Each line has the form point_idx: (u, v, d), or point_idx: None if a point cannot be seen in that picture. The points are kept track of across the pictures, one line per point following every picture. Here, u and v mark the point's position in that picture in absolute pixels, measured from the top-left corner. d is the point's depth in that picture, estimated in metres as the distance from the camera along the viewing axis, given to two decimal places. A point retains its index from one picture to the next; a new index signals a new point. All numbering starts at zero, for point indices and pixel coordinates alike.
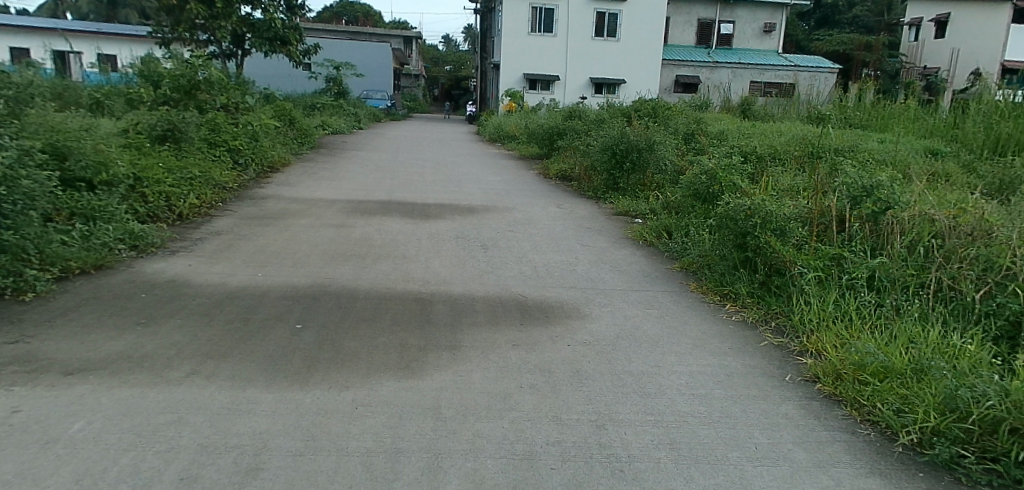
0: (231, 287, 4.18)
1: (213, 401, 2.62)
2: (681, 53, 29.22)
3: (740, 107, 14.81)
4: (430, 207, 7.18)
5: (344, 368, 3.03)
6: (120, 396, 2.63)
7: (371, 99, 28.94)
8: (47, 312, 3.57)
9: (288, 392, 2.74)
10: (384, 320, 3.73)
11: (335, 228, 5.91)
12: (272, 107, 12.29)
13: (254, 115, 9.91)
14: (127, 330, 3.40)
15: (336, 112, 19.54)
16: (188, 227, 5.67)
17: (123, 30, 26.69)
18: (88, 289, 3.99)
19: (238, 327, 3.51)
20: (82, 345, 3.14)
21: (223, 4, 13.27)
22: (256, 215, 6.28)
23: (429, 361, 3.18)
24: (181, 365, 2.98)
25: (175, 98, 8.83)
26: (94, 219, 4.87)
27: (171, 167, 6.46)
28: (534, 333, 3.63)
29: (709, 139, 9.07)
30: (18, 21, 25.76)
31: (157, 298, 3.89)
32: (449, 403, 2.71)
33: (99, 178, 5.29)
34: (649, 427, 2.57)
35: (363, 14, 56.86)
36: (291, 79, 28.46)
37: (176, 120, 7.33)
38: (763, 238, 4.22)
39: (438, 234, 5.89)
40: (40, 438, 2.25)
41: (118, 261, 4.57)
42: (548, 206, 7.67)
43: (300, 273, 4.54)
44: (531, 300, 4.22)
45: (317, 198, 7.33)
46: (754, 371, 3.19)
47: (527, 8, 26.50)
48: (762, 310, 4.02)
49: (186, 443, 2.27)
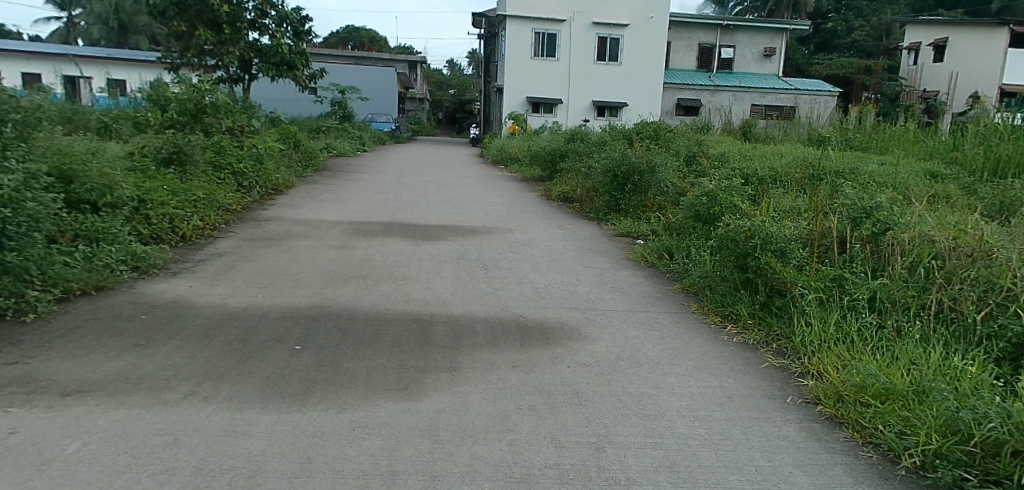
0: (231, 309, 4.18)
1: (209, 423, 2.61)
2: (682, 77, 29.53)
3: (741, 130, 14.93)
4: (433, 228, 7.21)
5: (341, 390, 3.02)
6: (117, 418, 2.62)
7: (375, 122, 29.21)
8: (48, 333, 3.58)
9: (286, 414, 2.73)
10: (383, 340, 3.73)
11: (337, 249, 5.94)
12: (277, 130, 12.43)
13: (259, 138, 9.98)
14: (126, 351, 3.40)
15: (340, 135, 19.70)
16: (191, 249, 5.68)
17: (135, 56, 27.26)
18: (88, 310, 4.00)
19: (237, 349, 3.51)
20: (81, 367, 3.15)
21: (231, 30, 13.66)
22: (258, 237, 6.30)
23: (428, 382, 3.18)
24: (178, 386, 2.98)
25: (181, 122, 8.96)
26: (98, 240, 4.90)
27: (175, 190, 6.50)
28: (534, 354, 3.62)
29: (710, 160, 9.16)
30: (33, 48, 26.28)
31: (157, 320, 3.90)
32: (447, 425, 2.70)
33: (104, 200, 5.32)
34: (649, 450, 2.54)
35: (370, 40, 58.17)
36: (297, 104, 28.87)
37: (181, 143, 7.39)
38: (763, 259, 4.22)
39: (440, 255, 5.91)
40: (35, 460, 2.24)
41: (119, 282, 4.58)
42: (550, 227, 7.69)
43: (302, 294, 4.56)
44: (531, 321, 4.20)
45: (320, 220, 7.35)
46: (755, 393, 3.17)
47: (529, 33, 26.86)
48: (763, 331, 3.99)
49: (181, 465, 2.27)
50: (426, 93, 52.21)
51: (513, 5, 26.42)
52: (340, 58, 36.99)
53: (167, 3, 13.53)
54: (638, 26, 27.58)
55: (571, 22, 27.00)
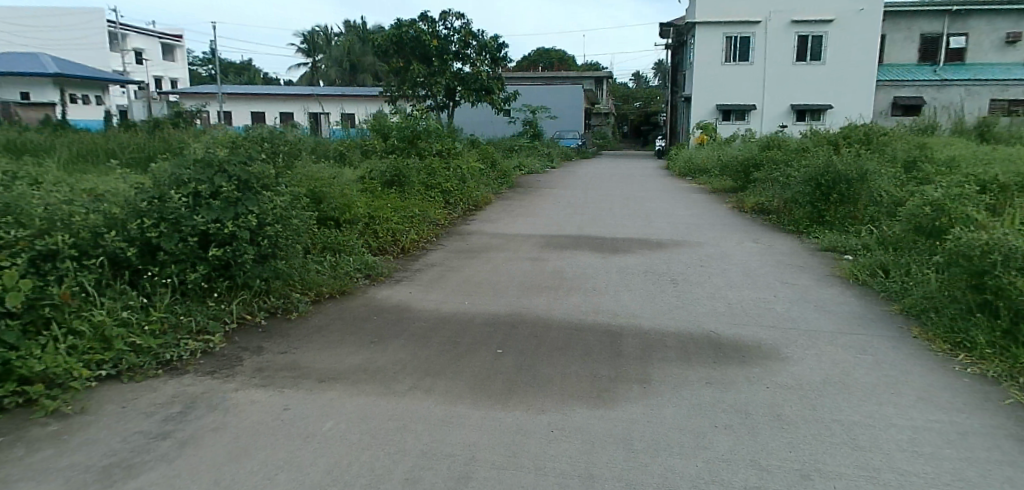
0: (443, 313, 4.76)
1: (432, 414, 3.04)
2: (901, 72, 25.95)
3: (980, 131, 12.77)
4: (620, 241, 7.33)
5: (541, 394, 3.29)
6: (361, 402, 3.19)
7: (563, 140, 30.12)
8: (305, 328, 4.53)
9: (493, 411, 3.08)
10: (577, 349, 3.96)
11: (531, 261, 6.36)
12: (478, 151, 13.63)
13: (463, 159, 11.05)
14: (364, 346, 4.10)
15: (531, 153, 20.86)
16: (409, 259, 6.53)
17: (363, 91, 31.82)
18: (334, 311, 4.90)
19: (450, 349, 4.01)
20: (332, 357, 3.89)
21: (439, 62, 15.41)
22: (463, 249, 7.02)
23: (620, 392, 3.32)
24: (404, 379, 3.51)
25: (400, 148, 10.25)
26: (339, 251, 5.90)
27: (398, 208, 7.50)
28: (729, 372, 3.56)
29: (937, 165, 7.97)
30: (289, 91, 32.10)
31: (385, 321, 4.61)
32: (640, 436, 2.81)
33: (343, 217, 6.40)
34: (862, 483, 2.37)
35: (559, 61, 60.67)
36: (492, 126, 31.22)
37: (401, 168, 8.65)
38: (1005, 278, 3.64)
39: (628, 268, 6.02)
40: (306, 432, 2.86)
41: (356, 287, 5.47)
42: (743, 241, 7.33)
43: (501, 302, 5.01)
44: (725, 338, 4.11)
45: (516, 233, 7.93)
46: (998, 433, 2.75)
47: (720, 38, 25.82)
48: (1007, 363, 3.42)
49: (411, 448, 2.69)
50: (611, 108, 52.74)
51: (702, 11, 25.69)
52: (531, 79, 39.17)
53: (390, 43, 15.52)
54: (846, 20, 24.86)
55: (766, 23, 25.33)
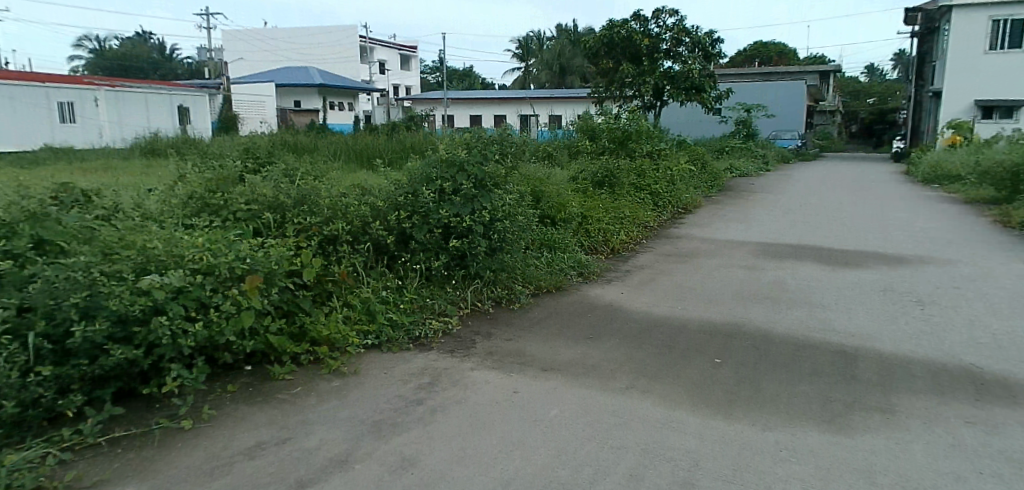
0: (656, 316, 4.92)
1: (653, 416, 3.22)
2: None
3: None
4: (849, 254, 6.77)
5: (767, 410, 3.29)
6: (584, 395, 3.49)
7: (778, 143, 27.95)
8: (528, 318, 5.01)
9: (716, 422, 3.16)
10: (803, 368, 3.85)
11: (746, 269, 6.21)
12: (687, 152, 13.45)
13: (670, 161, 10.98)
14: (583, 341, 4.43)
15: (744, 155, 19.87)
16: (619, 259, 6.77)
17: (572, 93, 33.05)
18: (551, 305, 5.32)
19: (666, 353, 4.15)
20: (552, 349, 4.28)
21: (648, 61, 15.43)
22: (672, 253, 7.09)
23: (857, 420, 3.18)
24: (622, 377, 3.74)
25: (610, 148, 10.63)
26: (554, 248, 6.35)
27: (609, 208, 7.80)
28: (993, 415, 3.19)
29: None
30: (501, 95, 34.49)
31: (598, 318, 4.91)
32: (884, 470, 2.68)
33: (558, 215, 6.90)
34: None
35: (777, 56, 56.26)
36: (704, 127, 30.25)
37: (611, 169, 8.93)
38: None
39: (861, 285, 5.57)
40: (533, 415, 3.24)
41: (570, 285, 5.86)
42: (1014, 262, 6.29)
43: (716, 309, 5.01)
44: (987, 375, 3.65)
45: (728, 239, 7.75)
46: None
47: (985, 22, 23.20)
48: None
49: (633, 445, 2.90)
50: (834, 103, 47.65)
51: None
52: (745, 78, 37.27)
53: (601, 44, 15.88)
54: None
55: None
